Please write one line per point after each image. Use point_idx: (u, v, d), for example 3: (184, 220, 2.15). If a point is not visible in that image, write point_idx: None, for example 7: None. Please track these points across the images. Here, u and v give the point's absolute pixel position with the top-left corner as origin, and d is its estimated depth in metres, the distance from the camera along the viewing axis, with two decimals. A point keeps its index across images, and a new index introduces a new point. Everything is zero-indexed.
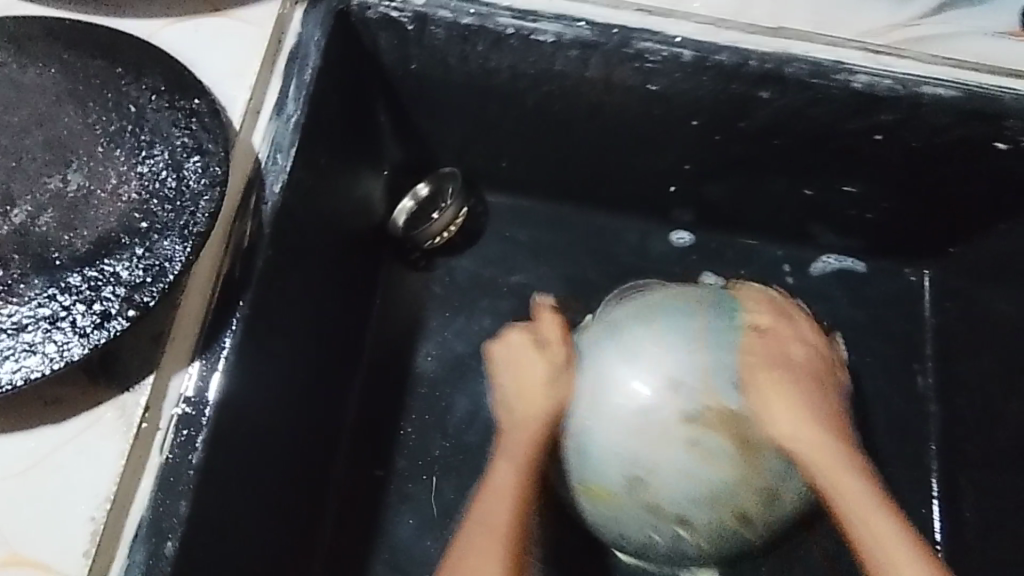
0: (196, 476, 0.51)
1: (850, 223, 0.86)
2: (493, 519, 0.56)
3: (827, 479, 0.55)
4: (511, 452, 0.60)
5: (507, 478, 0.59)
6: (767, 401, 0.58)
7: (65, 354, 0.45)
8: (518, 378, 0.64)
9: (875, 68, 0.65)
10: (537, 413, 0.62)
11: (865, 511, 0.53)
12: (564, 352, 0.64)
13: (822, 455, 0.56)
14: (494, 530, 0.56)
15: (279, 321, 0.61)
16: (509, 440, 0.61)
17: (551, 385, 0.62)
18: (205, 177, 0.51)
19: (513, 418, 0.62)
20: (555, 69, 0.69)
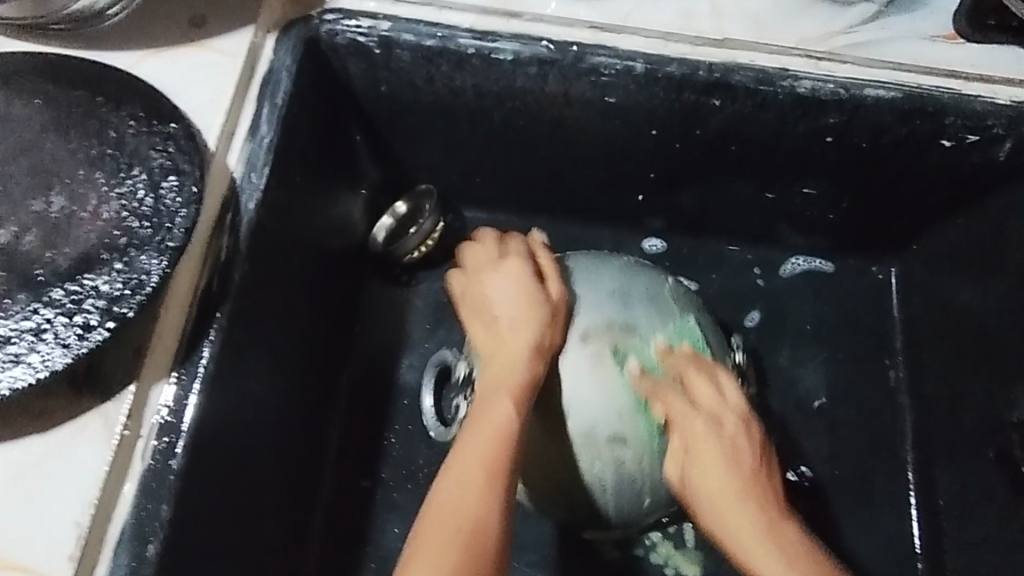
0: (176, 480, 0.53)
1: (814, 224, 0.88)
2: (499, 425, 0.58)
3: (746, 548, 0.56)
4: (515, 366, 0.62)
5: (509, 385, 0.60)
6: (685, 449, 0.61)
7: (49, 363, 0.48)
8: (514, 305, 0.66)
9: (817, 74, 0.69)
10: (531, 330, 0.64)
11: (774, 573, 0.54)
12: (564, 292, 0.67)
13: (735, 524, 0.57)
14: (503, 436, 0.58)
15: (259, 333, 0.64)
16: (512, 354, 0.62)
17: (552, 310, 0.65)
18: (181, 196, 0.54)
19: (514, 336, 0.64)
20: (516, 86, 0.73)
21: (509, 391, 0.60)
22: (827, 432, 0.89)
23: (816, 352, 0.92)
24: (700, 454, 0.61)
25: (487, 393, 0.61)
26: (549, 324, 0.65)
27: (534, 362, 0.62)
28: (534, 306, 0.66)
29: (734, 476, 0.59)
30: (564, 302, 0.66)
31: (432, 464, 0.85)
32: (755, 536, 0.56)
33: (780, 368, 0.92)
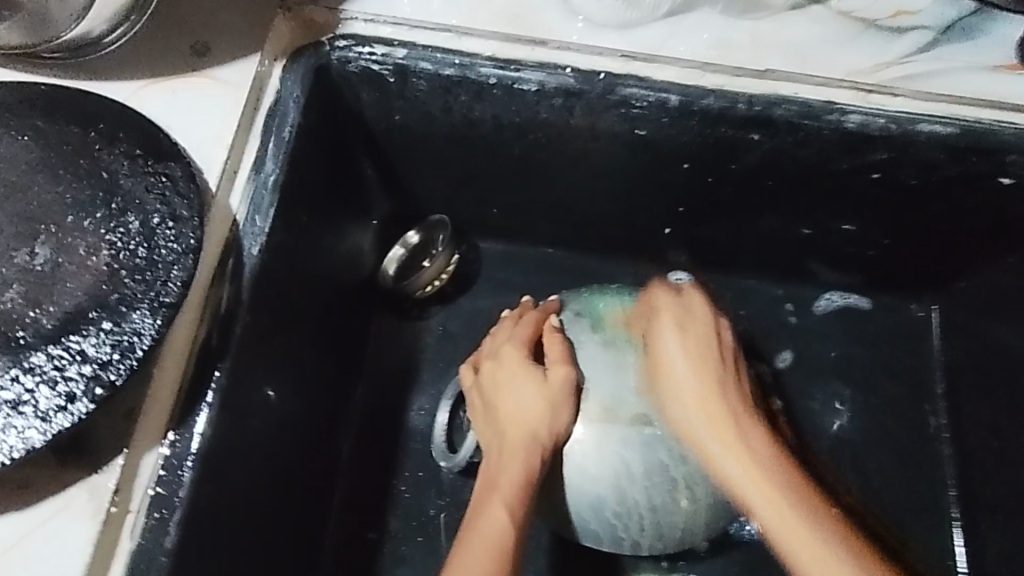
0: (169, 561, 0.48)
1: (851, 261, 0.83)
2: (496, 526, 0.56)
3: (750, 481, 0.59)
4: (513, 459, 0.60)
5: (510, 482, 0.59)
6: (687, 390, 0.63)
7: (26, 441, 0.43)
8: (511, 398, 0.64)
9: (867, 108, 0.64)
10: (531, 420, 0.62)
11: (774, 504, 0.57)
12: (563, 373, 0.64)
13: (736, 454, 0.60)
14: (499, 544, 0.55)
15: (261, 387, 0.59)
16: (510, 447, 0.61)
17: (552, 398, 0.63)
18: (178, 246, 0.49)
19: (510, 429, 0.62)
20: (539, 118, 0.68)
21: (503, 494, 0.58)
22: (862, 482, 0.84)
23: (850, 396, 0.87)
24: (700, 390, 0.63)
25: (486, 491, 0.59)
26: (550, 414, 0.62)
27: (530, 454, 0.60)
28: (535, 394, 0.63)
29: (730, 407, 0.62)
30: (568, 386, 0.63)
31: (444, 515, 0.80)
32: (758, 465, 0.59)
33: (812, 412, 0.86)
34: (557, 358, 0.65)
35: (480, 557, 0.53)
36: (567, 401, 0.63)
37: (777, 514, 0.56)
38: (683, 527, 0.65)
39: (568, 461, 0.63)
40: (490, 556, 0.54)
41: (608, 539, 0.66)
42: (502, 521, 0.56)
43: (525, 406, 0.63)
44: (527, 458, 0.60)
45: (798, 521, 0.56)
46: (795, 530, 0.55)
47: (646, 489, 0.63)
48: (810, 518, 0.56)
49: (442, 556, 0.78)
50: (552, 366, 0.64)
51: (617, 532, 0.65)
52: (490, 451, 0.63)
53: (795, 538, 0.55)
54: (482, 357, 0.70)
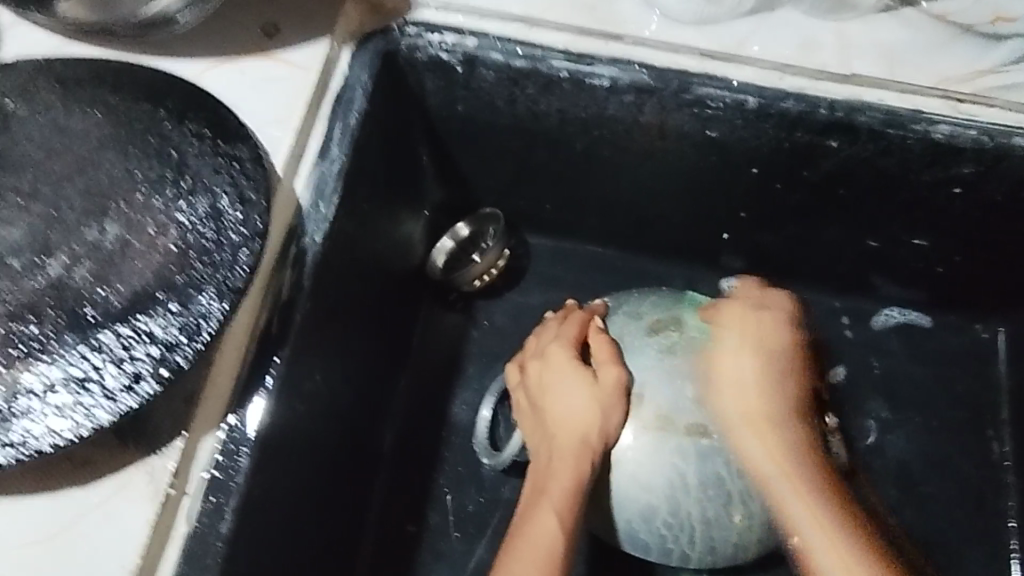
0: (224, 547, 0.48)
1: (917, 277, 0.80)
2: (546, 538, 0.54)
3: (782, 479, 0.60)
4: (562, 466, 0.58)
5: (560, 492, 0.57)
6: (748, 389, 0.62)
7: (92, 419, 0.42)
8: (560, 400, 0.62)
9: (957, 118, 0.61)
10: (581, 425, 0.60)
11: (797, 492, 0.59)
12: (614, 374, 0.61)
13: (775, 454, 0.60)
14: (548, 553, 0.54)
15: (316, 376, 0.59)
16: (560, 453, 0.59)
17: (603, 400, 0.61)
18: (246, 229, 0.48)
19: (560, 433, 0.60)
20: (607, 114, 0.67)
21: (552, 499, 0.56)
22: (915, 506, 0.81)
23: (906, 417, 0.84)
24: (761, 393, 0.62)
25: (536, 498, 0.58)
26: (601, 418, 0.60)
27: (581, 461, 0.59)
28: (584, 397, 0.61)
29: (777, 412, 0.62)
30: (619, 388, 0.61)
31: (483, 512, 0.79)
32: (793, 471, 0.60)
33: (863, 430, 0.84)
34: (605, 360, 0.63)
35: (532, 565, 0.53)
36: (618, 403, 0.61)
37: (789, 496, 0.60)
38: (735, 543, 0.62)
39: (618, 464, 0.61)
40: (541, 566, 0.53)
41: (656, 549, 0.64)
42: (552, 528, 0.55)
43: (574, 409, 0.61)
44: (577, 461, 0.58)
45: (807, 499, 0.59)
46: (808, 511, 0.59)
47: (698, 501, 0.61)
48: (826, 508, 0.59)
49: (480, 553, 0.77)
50: (601, 368, 0.62)
51: (665, 543, 0.62)
52: (539, 456, 0.61)
53: (796, 512, 0.59)
54: (528, 356, 0.67)
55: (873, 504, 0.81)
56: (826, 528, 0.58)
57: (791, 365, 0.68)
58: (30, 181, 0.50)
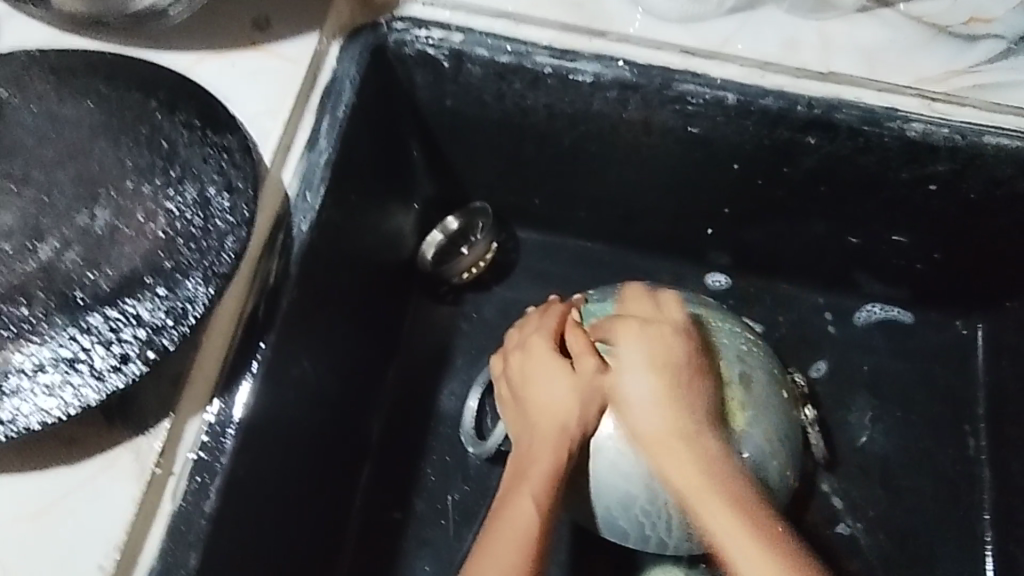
0: (208, 526, 0.49)
1: (898, 273, 0.81)
2: (523, 522, 0.56)
3: (693, 498, 0.57)
4: (541, 453, 0.59)
5: (539, 477, 0.58)
6: (646, 404, 0.60)
7: (80, 398, 0.44)
8: (542, 387, 0.63)
9: (932, 116, 0.63)
10: (562, 412, 0.61)
11: (716, 519, 0.55)
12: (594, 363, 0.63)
13: (680, 462, 0.58)
14: (524, 539, 0.55)
15: (303, 362, 0.60)
16: (540, 439, 0.60)
17: (582, 390, 0.62)
18: (233, 217, 0.50)
19: (540, 420, 0.61)
20: (591, 110, 0.68)
21: (531, 485, 0.58)
22: (892, 498, 0.83)
23: (886, 411, 0.86)
24: (657, 403, 0.60)
25: (515, 482, 0.59)
26: (581, 406, 0.61)
27: (561, 448, 0.60)
28: (563, 387, 0.62)
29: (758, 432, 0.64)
30: (598, 375, 0.62)
31: (468, 500, 0.80)
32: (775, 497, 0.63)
33: (844, 423, 0.85)
34: (585, 350, 0.64)
35: (508, 550, 0.54)
36: (598, 390, 0.62)
37: (715, 524, 0.55)
38: None
39: (597, 452, 0.62)
40: (516, 551, 0.55)
41: (635, 537, 0.64)
42: (529, 513, 0.56)
43: (554, 398, 0.62)
44: (556, 449, 0.60)
45: (727, 512, 0.55)
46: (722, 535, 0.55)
47: None
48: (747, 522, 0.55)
49: (465, 540, 0.79)
50: (581, 358, 0.63)
51: (643, 530, 0.63)
52: (520, 443, 0.62)
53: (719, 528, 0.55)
54: (512, 346, 0.68)
55: (851, 497, 0.83)
56: (745, 536, 0.54)
57: (773, 362, 0.68)
58: (23, 167, 0.51)
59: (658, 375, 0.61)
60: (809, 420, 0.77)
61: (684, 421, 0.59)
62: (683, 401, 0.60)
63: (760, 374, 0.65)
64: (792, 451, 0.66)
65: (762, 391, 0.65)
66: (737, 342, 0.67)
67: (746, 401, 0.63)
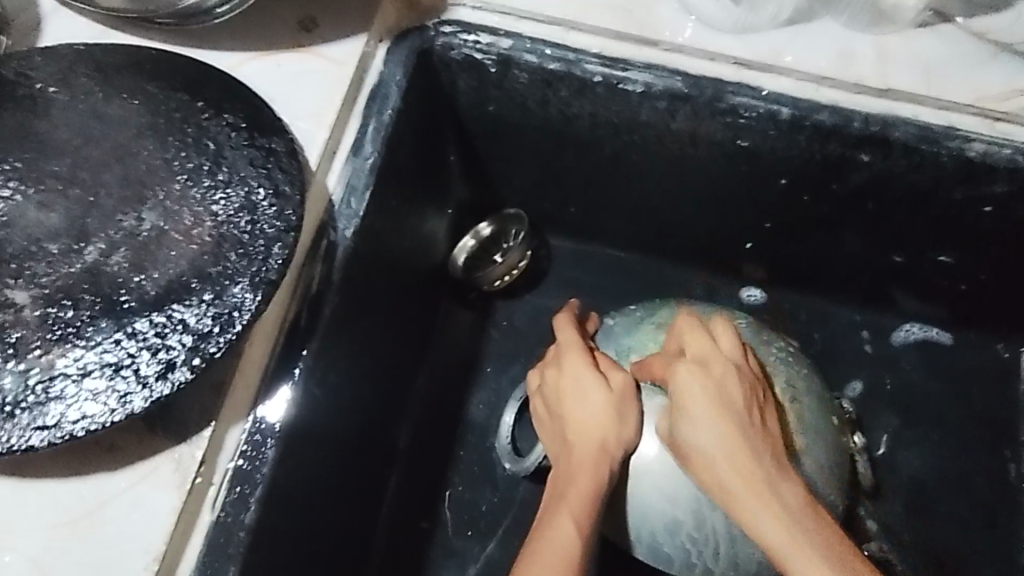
0: (247, 537, 0.48)
1: (941, 294, 0.79)
2: (565, 542, 0.54)
3: (763, 510, 0.52)
4: (579, 469, 0.58)
5: (577, 495, 0.57)
6: (704, 420, 0.56)
7: (126, 405, 0.43)
8: (574, 403, 0.62)
9: (992, 136, 0.61)
10: (598, 429, 0.60)
11: (796, 541, 0.50)
12: (622, 377, 0.62)
13: (757, 488, 0.53)
14: (566, 556, 0.53)
15: (341, 367, 0.59)
16: (577, 456, 0.59)
17: (617, 405, 0.60)
18: (279, 223, 0.49)
19: (576, 436, 0.60)
20: (638, 120, 0.67)
21: (570, 504, 0.56)
22: (929, 523, 0.81)
23: (923, 434, 0.84)
24: (714, 413, 0.56)
25: (553, 502, 0.57)
26: (616, 421, 0.60)
27: (598, 464, 0.58)
28: (593, 404, 0.61)
29: (775, 488, 0.53)
30: (629, 388, 0.61)
31: (495, 512, 0.79)
32: (805, 541, 0.50)
33: (879, 444, 0.83)
34: (610, 365, 0.63)
35: (549, 566, 0.53)
36: (632, 404, 0.61)
37: (798, 552, 0.49)
38: (760, 562, 0.61)
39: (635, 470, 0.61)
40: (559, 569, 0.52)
41: (679, 565, 0.62)
42: (570, 534, 0.55)
43: (589, 415, 0.60)
44: (594, 466, 0.58)
45: (803, 533, 0.50)
46: (813, 574, 0.48)
47: (725, 515, 0.59)
48: (815, 540, 0.50)
49: (492, 553, 0.77)
50: (608, 372, 0.62)
51: (690, 558, 0.61)
52: (559, 459, 0.61)
53: (802, 566, 0.49)
54: (545, 361, 0.68)
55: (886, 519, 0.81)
56: None
57: (822, 386, 0.67)
58: (70, 167, 0.50)
59: (716, 390, 0.57)
60: (855, 442, 0.75)
61: (736, 427, 0.55)
62: (731, 409, 0.56)
63: (809, 395, 0.64)
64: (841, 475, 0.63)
65: (811, 412, 0.63)
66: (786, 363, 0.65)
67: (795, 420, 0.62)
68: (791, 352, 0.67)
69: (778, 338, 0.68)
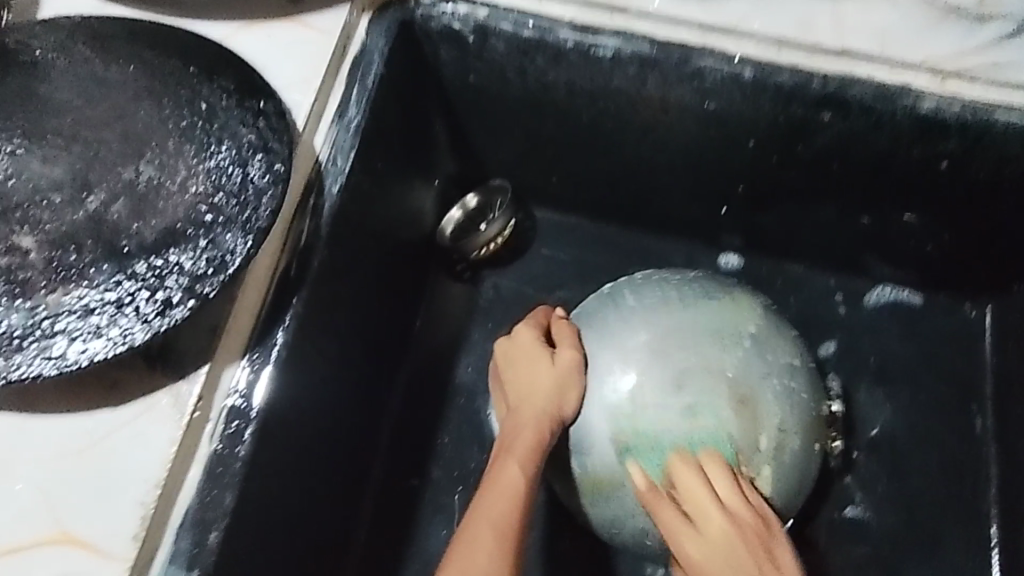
0: (242, 468, 0.51)
1: (908, 255, 0.83)
2: (507, 483, 0.56)
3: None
4: (520, 426, 0.60)
5: (519, 447, 0.59)
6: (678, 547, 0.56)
7: (127, 338, 0.46)
8: (521, 375, 0.65)
9: (943, 94, 0.64)
10: (542, 392, 0.62)
11: None
12: (569, 355, 0.64)
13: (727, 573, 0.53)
14: (511, 491, 0.56)
15: (330, 320, 0.62)
16: (518, 415, 0.61)
17: (559, 378, 0.63)
18: (268, 175, 0.52)
19: (520, 401, 0.63)
20: (611, 85, 0.70)
21: (518, 450, 0.58)
22: (898, 475, 0.84)
23: (894, 391, 0.87)
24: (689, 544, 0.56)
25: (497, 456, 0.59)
26: (556, 387, 0.62)
27: (539, 422, 0.60)
28: (544, 378, 0.63)
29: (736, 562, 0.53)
30: (574, 368, 0.63)
31: (483, 469, 0.82)
32: None
33: (851, 402, 0.87)
34: (565, 341, 0.65)
35: (496, 504, 0.55)
36: (574, 380, 0.63)
37: None
38: None
39: (575, 441, 0.63)
40: (504, 502, 0.55)
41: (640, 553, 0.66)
42: (517, 472, 0.57)
43: (534, 382, 0.63)
44: (539, 423, 0.60)
45: None
46: None
47: None
48: None
49: None
50: (561, 349, 0.64)
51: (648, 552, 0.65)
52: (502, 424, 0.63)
53: None
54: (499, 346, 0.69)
55: (859, 472, 0.84)
56: None
57: (818, 395, 0.66)
58: (71, 125, 0.53)
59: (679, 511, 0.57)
60: (832, 412, 0.77)
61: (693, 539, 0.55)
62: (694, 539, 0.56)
63: (797, 437, 0.62)
64: (810, 483, 0.65)
65: (794, 452, 0.62)
66: (784, 404, 0.62)
67: (776, 467, 0.61)
68: (793, 380, 0.63)
69: (784, 355, 0.64)
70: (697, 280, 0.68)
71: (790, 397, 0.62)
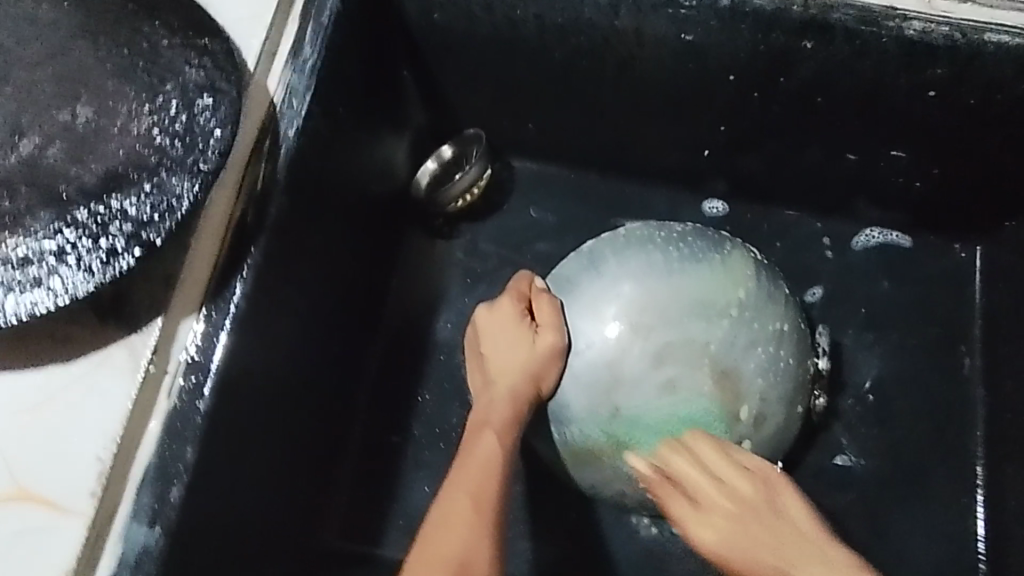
0: (203, 422, 0.49)
1: (897, 194, 0.80)
2: (482, 455, 0.57)
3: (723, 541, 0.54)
4: (496, 403, 0.61)
5: (494, 422, 0.59)
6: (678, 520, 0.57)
7: (70, 289, 0.44)
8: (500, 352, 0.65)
9: (930, 14, 0.62)
10: (519, 371, 0.62)
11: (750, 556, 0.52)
12: (550, 338, 0.62)
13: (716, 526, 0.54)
14: (488, 463, 0.56)
15: (294, 272, 0.60)
16: (495, 392, 0.62)
17: (537, 358, 0.62)
18: (216, 116, 0.49)
19: (498, 378, 0.63)
20: (584, 18, 0.67)
21: (493, 425, 0.59)
22: (886, 419, 0.83)
23: (883, 335, 0.85)
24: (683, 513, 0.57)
25: (472, 430, 0.60)
26: (533, 367, 0.62)
27: (514, 400, 0.61)
28: (522, 357, 0.63)
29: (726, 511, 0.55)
30: (553, 350, 0.62)
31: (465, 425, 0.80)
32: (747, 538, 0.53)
33: (840, 348, 0.85)
34: (548, 320, 0.63)
35: (468, 475, 0.55)
36: (552, 360, 0.62)
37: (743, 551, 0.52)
38: None
39: (552, 414, 0.63)
40: (481, 473, 0.55)
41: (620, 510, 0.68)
42: (492, 445, 0.57)
43: (512, 361, 0.63)
44: (514, 400, 0.61)
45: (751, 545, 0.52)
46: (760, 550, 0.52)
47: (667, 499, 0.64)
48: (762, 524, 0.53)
49: None
50: (543, 330, 0.63)
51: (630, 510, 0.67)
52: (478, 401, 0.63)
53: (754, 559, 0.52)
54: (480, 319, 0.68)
55: (846, 417, 0.83)
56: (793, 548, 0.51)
57: (804, 357, 0.65)
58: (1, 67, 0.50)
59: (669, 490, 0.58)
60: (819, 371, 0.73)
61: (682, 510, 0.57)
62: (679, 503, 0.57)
63: (778, 405, 0.62)
64: (790, 442, 0.66)
65: (774, 421, 0.62)
66: (768, 373, 0.61)
67: (755, 437, 0.61)
68: (780, 348, 0.62)
69: (773, 322, 0.62)
70: (682, 235, 0.65)
71: (775, 364, 0.61)
